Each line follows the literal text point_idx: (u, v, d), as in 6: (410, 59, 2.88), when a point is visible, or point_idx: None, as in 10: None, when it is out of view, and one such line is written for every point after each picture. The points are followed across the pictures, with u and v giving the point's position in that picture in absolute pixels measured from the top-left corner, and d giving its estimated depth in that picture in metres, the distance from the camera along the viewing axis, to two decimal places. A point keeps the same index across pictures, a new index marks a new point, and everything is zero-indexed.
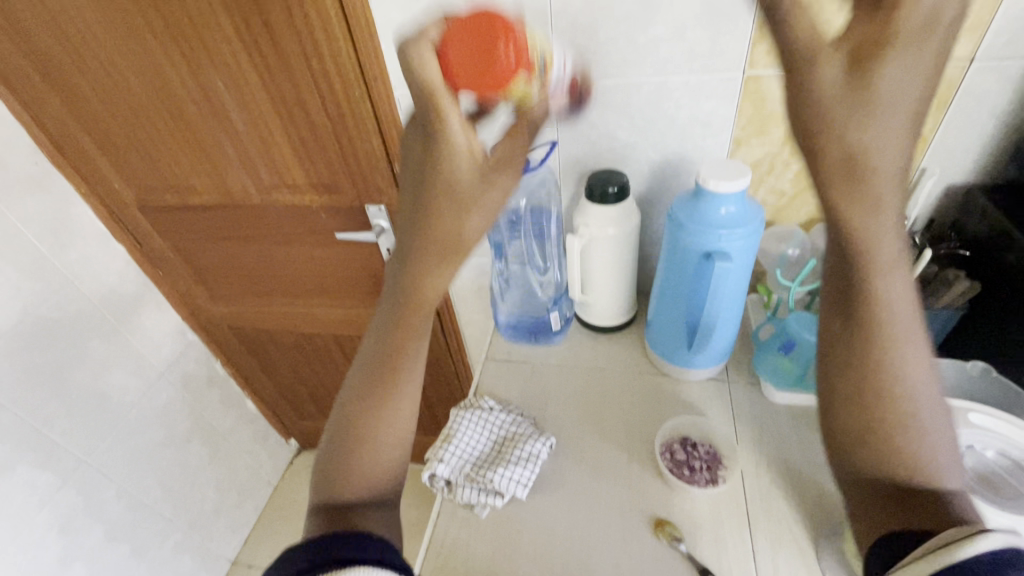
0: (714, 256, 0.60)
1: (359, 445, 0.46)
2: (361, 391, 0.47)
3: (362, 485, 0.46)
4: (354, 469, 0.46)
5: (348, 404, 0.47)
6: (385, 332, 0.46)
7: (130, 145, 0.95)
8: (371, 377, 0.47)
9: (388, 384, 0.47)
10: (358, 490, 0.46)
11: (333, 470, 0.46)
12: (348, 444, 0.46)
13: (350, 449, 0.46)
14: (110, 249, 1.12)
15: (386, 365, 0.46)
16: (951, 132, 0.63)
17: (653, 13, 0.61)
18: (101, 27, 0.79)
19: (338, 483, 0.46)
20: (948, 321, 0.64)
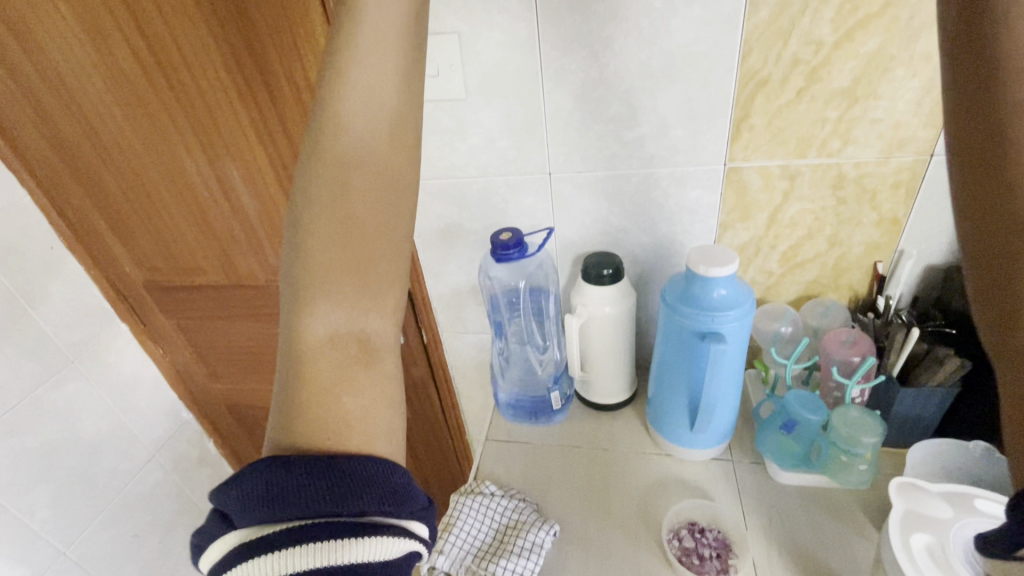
0: (708, 338, 0.61)
1: (323, 361, 0.35)
2: (309, 288, 0.36)
3: (343, 423, 0.34)
4: (332, 391, 0.35)
5: (289, 375, 0.35)
6: (328, 198, 0.37)
7: (144, 229, 0.99)
8: (321, 264, 0.36)
9: (353, 261, 0.36)
10: (346, 431, 0.34)
11: (289, 407, 0.34)
12: (310, 360, 0.35)
13: (316, 368, 0.35)
14: (113, 327, 1.14)
15: (343, 238, 0.36)
16: (922, 217, 0.68)
17: (639, 115, 0.67)
18: (128, 123, 0.85)
19: (310, 421, 0.34)
20: (945, 399, 0.64)
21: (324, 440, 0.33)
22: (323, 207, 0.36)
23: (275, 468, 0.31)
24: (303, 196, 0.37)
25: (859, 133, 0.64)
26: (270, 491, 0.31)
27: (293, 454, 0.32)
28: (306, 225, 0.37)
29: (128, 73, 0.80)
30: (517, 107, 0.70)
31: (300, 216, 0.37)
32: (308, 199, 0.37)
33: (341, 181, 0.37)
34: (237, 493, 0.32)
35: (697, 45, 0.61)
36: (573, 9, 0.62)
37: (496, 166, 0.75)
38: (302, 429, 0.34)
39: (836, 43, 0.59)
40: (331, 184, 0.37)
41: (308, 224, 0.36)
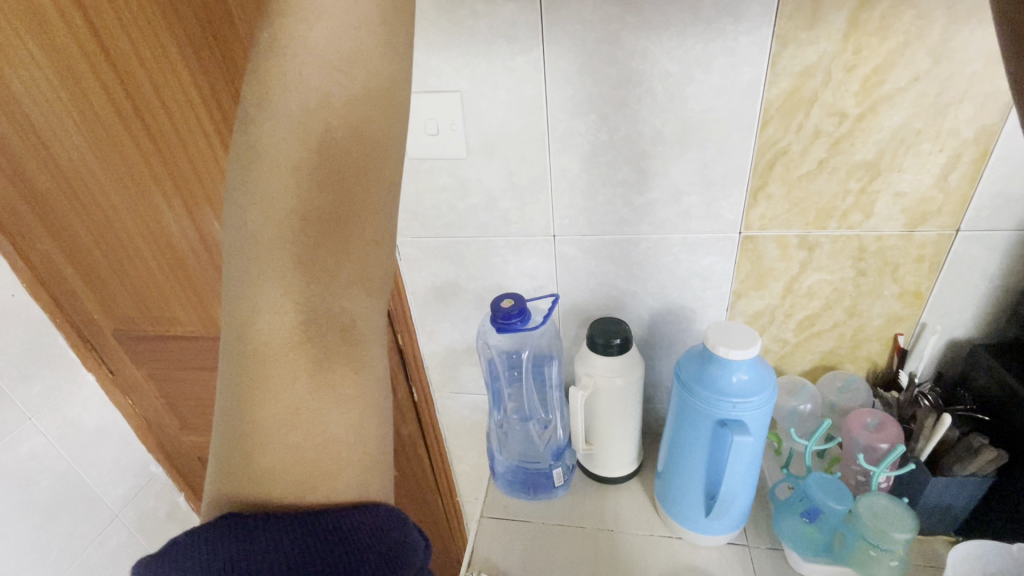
0: (729, 426, 0.56)
1: (292, 376, 0.32)
2: (274, 290, 0.32)
3: (323, 453, 0.32)
4: (310, 413, 0.32)
5: (244, 407, 0.32)
6: (291, 181, 0.32)
7: (115, 276, 0.92)
8: (290, 264, 0.32)
9: (330, 261, 0.33)
10: (330, 465, 0.32)
11: (254, 432, 0.31)
12: (277, 376, 0.32)
13: (285, 384, 0.32)
14: (79, 378, 1.05)
15: (315, 235, 0.32)
16: (946, 290, 0.64)
17: (650, 180, 0.64)
18: (102, 169, 0.79)
19: (284, 451, 0.31)
20: (978, 489, 0.60)
21: (303, 476, 0.31)
22: (286, 197, 0.32)
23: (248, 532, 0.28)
24: (259, 179, 0.32)
25: (880, 206, 0.61)
26: (243, 559, 0.27)
27: (268, 515, 0.29)
28: (265, 214, 0.32)
29: (102, 117, 0.74)
30: (521, 168, 0.66)
31: (255, 204, 0.32)
32: (268, 183, 0.32)
33: (310, 164, 0.32)
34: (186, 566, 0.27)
35: (713, 112, 0.58)
36: (583, 73, 0.58)
37: (497, 226, 0.71)
38: (274, 460, 0.31)
39: (860, 115, 0.56)
40: (296, 166, 0.32)
41: (267, 214, 0.32)
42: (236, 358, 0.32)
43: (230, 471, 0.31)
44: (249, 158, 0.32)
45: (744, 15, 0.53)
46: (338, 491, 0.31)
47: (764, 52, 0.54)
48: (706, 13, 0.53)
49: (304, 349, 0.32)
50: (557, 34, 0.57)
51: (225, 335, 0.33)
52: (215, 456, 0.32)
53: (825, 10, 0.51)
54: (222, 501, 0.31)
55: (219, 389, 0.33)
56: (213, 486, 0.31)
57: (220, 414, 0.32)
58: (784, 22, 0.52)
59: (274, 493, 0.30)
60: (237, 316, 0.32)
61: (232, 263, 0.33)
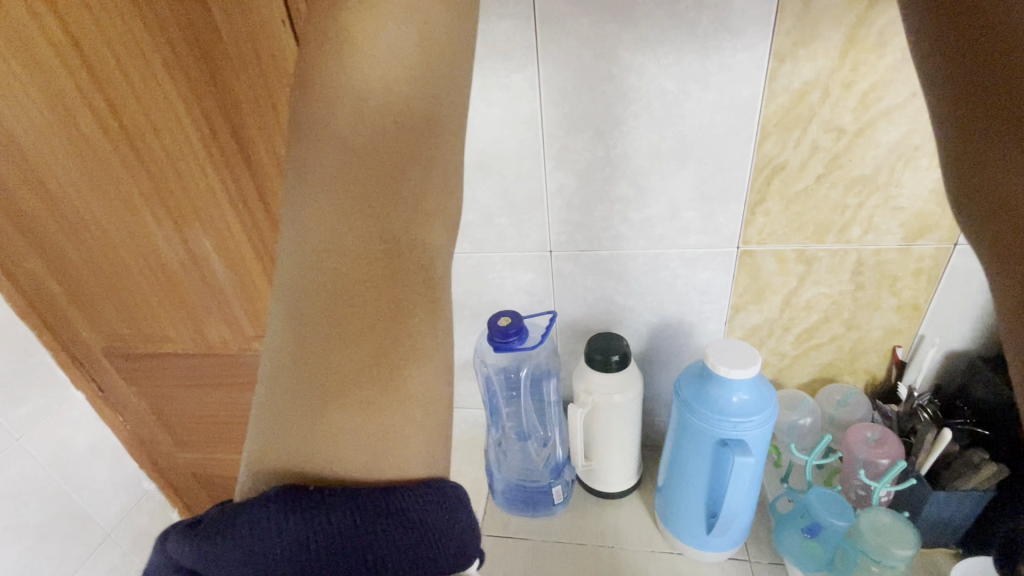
0: (731, 446, 0.56)
1: (367, 321, 0.32)
2: (354, 227, 0.32)
3: (395, 413, 0.31)
4: (387, 366, 0.31)
5: (317, 354, 0.31)
6: (372, 122, 0.32)
7: (104, 293, 0.90)
8: (369, 202, 0.32)
9: (407, 200, 0.33)
10: (401, 422, 0.31)
11: (326, 382, 0.30)
12: (350, 325, 0.31)
13: (361, 331, 0.31)
14: (68, 398, 1.03)
15: (392, 171, 0.32)
16: (944, 302, 0.64)
17: (648, 196, 0.63)
18: (89, 187, 0.78)
19: (358, 401, 0.30)
20: (979, 503, 0.60)
21: (375, 433, 0.30)
22: (368, 136, 0.32)
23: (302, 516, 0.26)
24: (335, 120, 0.32)
25: (879, 221, 0.60)
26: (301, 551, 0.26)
27: (323, 495, 0.28)
28: (343, 154, 0.32)
29: (88, 136, 0.73)
30: (517, 184, 0.65)
31: (330, 142, 0.32)
32: (344, 124, 0.32)
33: (389, 104, 0.32)
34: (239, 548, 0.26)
35: (711, 128, 0.58)
36: (579, 89, 0.57)
37: (492, 242, 0.70)
38: (346, 420, 0.30)
39: (858, 131, 0.55)
40: (372, 107, 0.32)
41: (346, 149, 0.32)
42: (306, 302, 0.31)
43: (296, 428, 0.30)
44: (325, 99, 0.32)
45: (742, 31, 0.52)
46: (409, 455, 0.30)
47: (761, 68, 0.54)
48: (703, 30, 0.53)
49: (379, 292, 0.32)
50: (552, 51, 0.56)
51: (290, 278, 0.32)
52: (277, 408, 0.30)
53: (822, 27, 0.51)
54: (288, 459, 0.29)
55: (278, 336, 0.32)
56: (275, 440, 0.30)
57: (282, 365, 0.31)
58: (781, 39, 0.52)
59: (346, 452, 0.29)
60: (309, 256, 0.32)
61: (300, 203, 0.32)
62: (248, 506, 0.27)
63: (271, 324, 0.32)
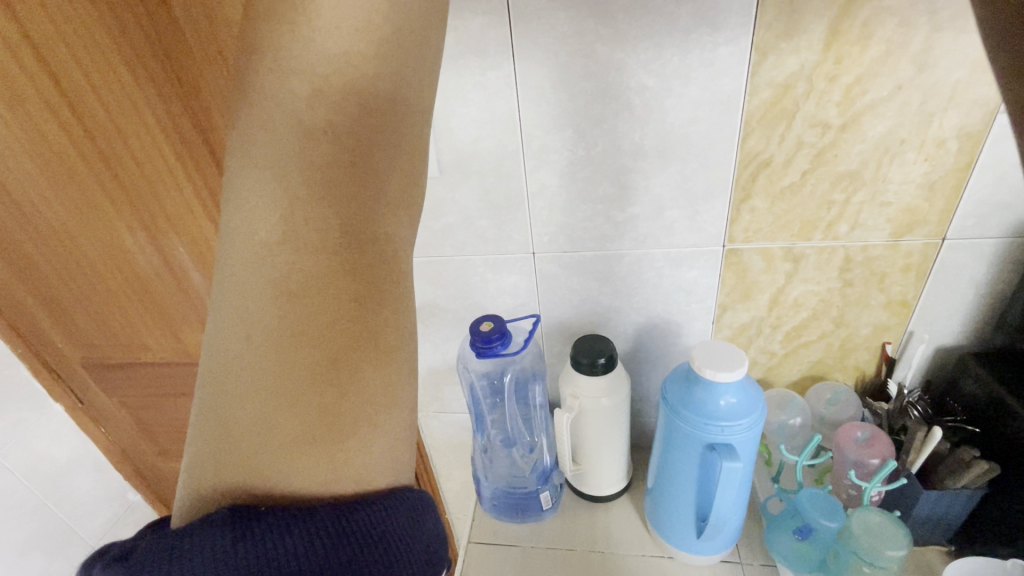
0: (719, 450, 0.55)
1: (324, 323, 0.29)
2: (310, 220, 0.29)
3: (356, 418, 0.29)
4: (347, 369, 0.29)
5: (272, 358, 0.29)
6: (329, 102, 0.28)
7: (78, 304, 0.87)
8: (328, 192, 0.29)
9: (369, 191, 0.30)
10: (360, 430, 0.29)
11: (282, 388, 0.29)
12: (308, 325, 0.29)
13: (319, 333, 0.29)
14: (46, 411, 1.01)
15: (354, 157, 0.29)
16: (933, 298, 0.63)
17: (631, 196, 0.61)
18: (56, 196, 0.74)
19: (315, 410, 0.29)
20: (970, 500, 0.59)
21: (330, 445, 0.28)
22: (324, 119, 0.29)
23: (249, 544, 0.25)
24: (289, 100, 0.28)
25: (867, 216, 0.59)
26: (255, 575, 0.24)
27: (276, 516, 0.26)
28: (298, 139, 0.28)
29: (53, 142, 0.69)
30: (497, 185, 0.63)
31: (283, 126, 0.28)
32: (298, 105, 0.28)
33: (351, 84, 0.29)
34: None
35: (694, 125, 0.56)
36: (557, 87, 0.56)
37: (474, 245, 0.68)
38: (304, 427, 0.29)
39: (843, 125, 0.54)
40: (331, 86, 0.28)
41: (299, 135, 0.28)
42: (257, 303, 0.29)
43: (251, 437, 0.28)
44: (275, 77, 0.28)
45: (722, 24, 0.50)
46: (370, 465, 0.29)
47: (743, 63, 0.52)
48: (683, 24, 0.51)
49: (338, 289, 0.29)
50: (528, 47, 0.54)
51: (237, 276, 0.29)
52: (228, 418, 0.29)
53: (804, 20, 0.49)
54: (238, 472, 0.28)
55: (228, 341, 0.29)
56: (230, 450, 0.28)
57: (232, 372, 0.29)
58: (763, 32, 0.50)
59: (301, 466, 0.28)
60: (258, 250, 0.29)
61: (247, 191, 0.29)
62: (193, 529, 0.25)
63: (218, 325, 0.30)
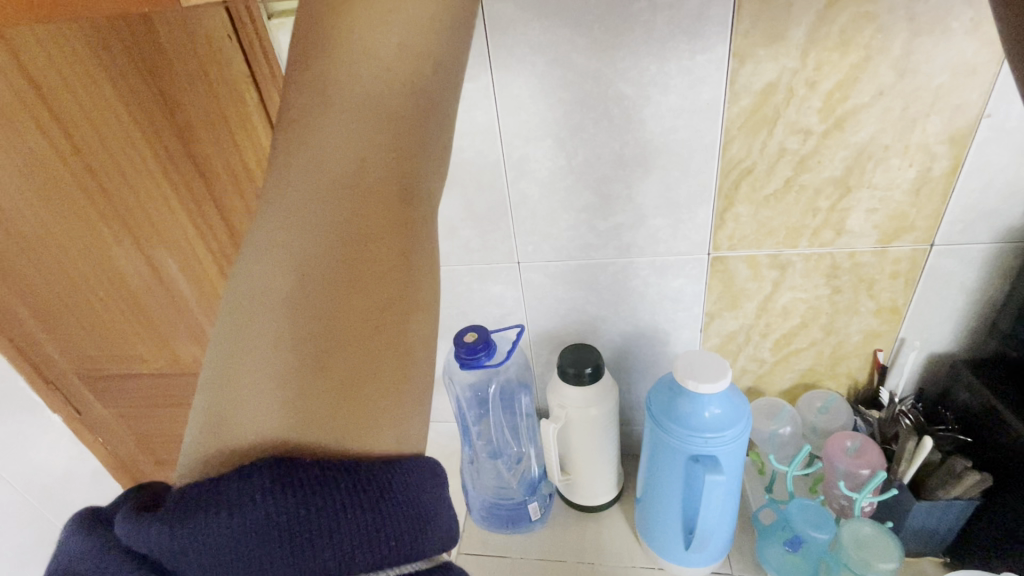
0: (702, 462, 0.54)
1: (377, 272, 0.29)
2: (369, 165, 0.29)
3: (397, 372, 0.29)
4: (393, 319, 0.29)
5: (323, 298, 0.28)
6: (403, 60, 0.29)
7: (71, 316, 0.87)
8: (395, 138, 0.29)
9: (420, 151, 0.30)
10: (398, 388, 0.29)
11: (330, 331, 0.27)
12: (361, 268, 0.28)
13: (369, 277, 0.28)
14: (44, 422, 1.01)
15: (419, 117, 0.30)
16: (923, 305, 0.62)
17: (614, 205, 0.61)
18: (45, 213, 0.74)
19: (366, 350, 0.28)
20: (963, 512, 0.58)
21: (372, 402, 0.28)
22: (394, 74, 0.29)
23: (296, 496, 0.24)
24: (367, 51, 0.28)
25: (852, 223, 0.58)
26: (296, 525, 0.24)
27: (321, 470, 0.25)
28: (371, 86, 0.29)
29: (43, 162, 0.68)
30: (479, 196, 0.63)
31: (363, 73, 0.28)
32: (381, 55, 0.28)
33: (424, 49, 0.29)
34: (191, 542, 0.23)
35: (674, 133, 0.55)
36: (535, 98, 0.55)
37: (459, 255, 0.68)
38: (348, 374, 0.27)
39: (825, 131, 0.53)
40: (412, 46, 0.29)
41: (369, 84, 0.29)
42: (310, 242, 0.28)
43: (291, 382, 0.26)
44: (351, 26, 0.28)
45: (699, 32, 0.50)
46: (403, 421, 0.28)
47: (722, 70, 0.52)
48: (659, 33, 0.51)
49: (388, 238, 0.29)
50: (505, 59, 0.54)
51: (287, 213, 0.29)
52: (260, 364, 0.27)
53: (782, 26, 0.49)
54: (267, 423, 0.26)
55: (273, 276, 0.28)
56: (263, 393, 0.26)
57: (273, 309, 0.27)
58: (740, 39, 0.50)
59: (343, 413, 0.27)
60: (316, 191, 0.29)
61: (315, 130, 0.29)
62: (238, 474, 0.25)
63: (263, 259, 0.28)
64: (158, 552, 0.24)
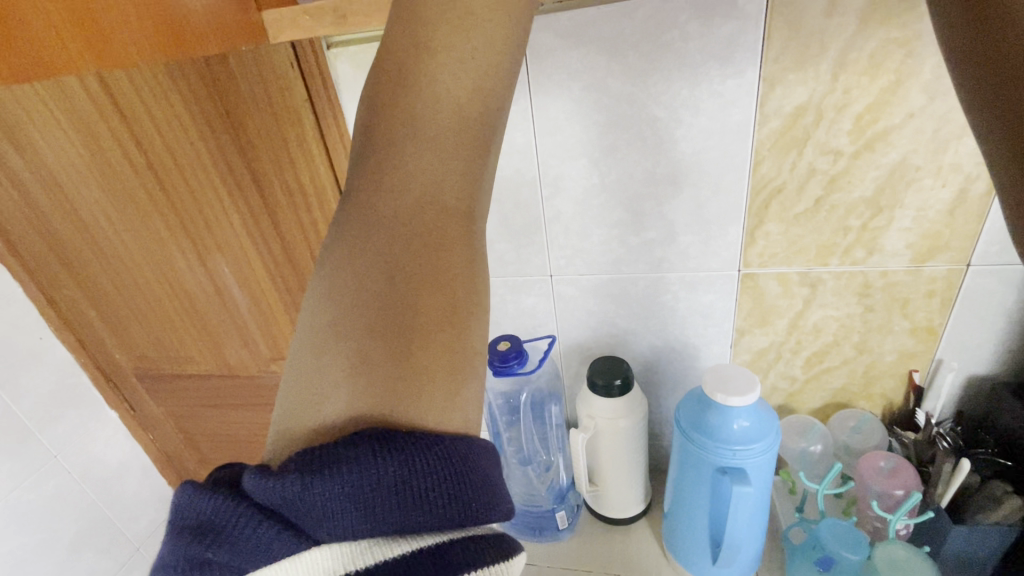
0: (730, 474, 0.55)
1: (451, 275, 0.30)
2: (438, 184, 0.31)
3: (463, 365, 0.29)
4: (458, 317, 0.30)
5: (398, 293, 0.29)
6: (473, 93, 0.31)
7: (134, 319, 0.94)
8: (462, 161, 0.31)
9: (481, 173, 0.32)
10: (460, 382, 0.29)
11: (405, 322, 0.28)
12: (431, 269, 0.30)
13: (439, 277, 0.30)
14: (103, 417, 1.09)
15: (488, 149, 0.33)
16: (960, 326, 0.62)
17: (645, 222, 0.63)
18: (118, 221, 0.81)
19: (436, 342, 0.29)
20: (1004, 539, 0.56)
21: (442, 394, 0.28)
22: (466, 104, 0.31)
23: (400, 460, 0.25)
24: (443, 79, 0.31)
25: (885, 242, 0.59)
26: (401, 485, 0.24)
27: (413, 440, 0.26)
28: (444, 112, 0.31)
29: (119, 173, 0.75)
30: (515, 212, 0.66)
31: (440, 100, 0.31)
32: (457, 84, 0.31)
33: (489, 83, 0.31)
34: (308, 493, 0.23)
35: (705, 153, 0.58)
36: (571, 119, 0.59)
37: (494, 267, 0.71)
38: (420, 362, 0.28)
39: (855, 152, 0.54)
40: (485, 86, 0.31)
41: (445, 111, 0.31)
42: (392, 246, 0.30)
43: (368, 370, 0.27)
44: (429, 58, 0.30)
45: (730, 58, 0.52)
46: (469, 413, 0.29)
47: (752, 94, 0.54)
48: (690, 59, 0.53)
49: (454, 245, 0.31)
50: (543, 84, 0.57)
51: (366, 220, 0.30)
52: (339, 352, 0.28)
53: (812, 52, 0.51)
54: (345, 409, 0.27)
55: (354, 273, 0.29)
56: (341, 379, 0.27)
57: (352, 303, 0.29)
58: (770, 65, 0.52)
59: (416, 398, 0.27)
60: (394, 202, 0.30)
61: (394, 149, 0.31)
62: (335, 444, 0.25)
63: (343, 257, 0.30)
64: (269, 505, 0.24)
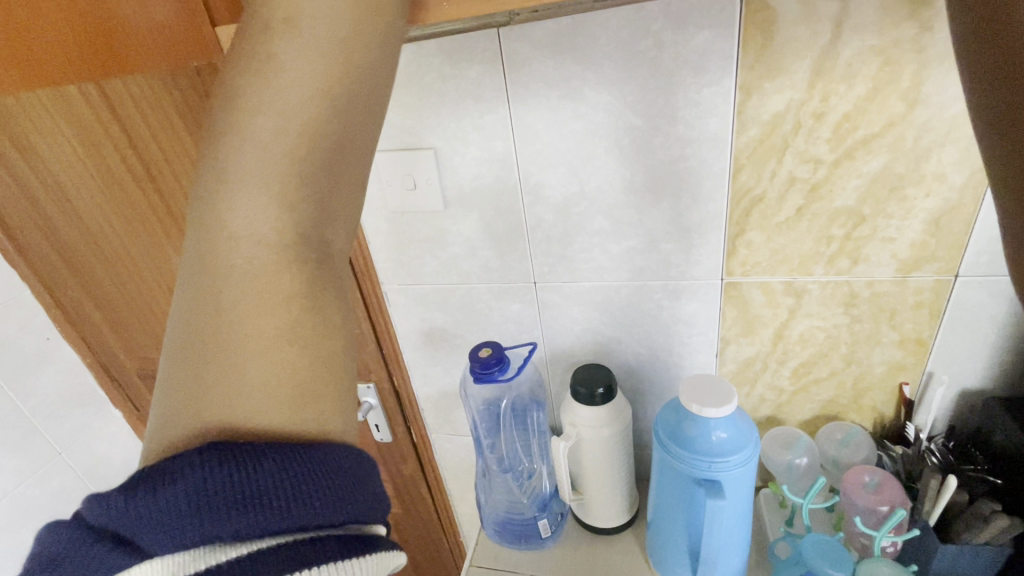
0: (705, 487, 0.54)
1: (297, 291, 0.31)
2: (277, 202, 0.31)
3: (309, 376, 0.31)
4: (307, 330, 0.31)
5: (238, 314, 0.30)
6: (305, 110, 0.31)
7: (137, 323, 0.97)
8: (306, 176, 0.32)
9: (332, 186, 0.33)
10: (310, 391, 0.31)
11: (245, 341, 0.30)
12: (272, 287, 0.31)
13: (286, 294, 0.31)
14: (106, 415, 1.12)
15: (335, 158, 0.33)
16: (949, 339, 0.60)
17: (627, 229, 0.63)
18: (121, 227, 0.83)
19: (279, 357, 0.30)
20: (994, 559, 0.54)
21: (283, 405, 0.30)
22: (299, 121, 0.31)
23: (224, 470, 0.26)
24: (270, 100, 0.31)
25: (869, 252, 0.58)
26: (221, 495, 0.26)
27: (240, 449, 0.27)
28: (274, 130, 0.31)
29: (119, 178, 0.77)
30: (497, 219, 0.66)
31: (268, 119, 0.31)
32: (287, 102, 0.31)
33: (322, 98, 0.32)
34: (132, 509, 0.26)
35: (684, 161, 0.57)
36: (549, 128, 0.59)
37: (479, 274, 0.71)
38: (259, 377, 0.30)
39: (835, 161, 0.54)
40: (317, 103, 0.32)
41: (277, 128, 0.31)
42: (235, 269, 0.31)
43: (207, 389, 0.29)
44: (256, 83, 0.31)
45: (704, 67, 0.52)
46: (322, 419, 0.31)
47: (728, 102, 0.53)
48: (666, 67, 0.53)
49: (300, 260, 0.32)
50: (522, 93, 0.58)
51: (206, 245, 0.31)
52: (184, 376, 0.30)
53: (788, 60, 0.50)
54: (198, 419, 0.29)
55: (196, 299, 0.30)
56: (185, 400, 0.29)
57: (194, 327, 0.30)
58: (746, 73, 0.52)
59: (260, 410, 0.29)
60: (231, 222, 0.31)
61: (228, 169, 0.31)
62: (168, 460, 0.27)
63: (188, 285, 0.31)
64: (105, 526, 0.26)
